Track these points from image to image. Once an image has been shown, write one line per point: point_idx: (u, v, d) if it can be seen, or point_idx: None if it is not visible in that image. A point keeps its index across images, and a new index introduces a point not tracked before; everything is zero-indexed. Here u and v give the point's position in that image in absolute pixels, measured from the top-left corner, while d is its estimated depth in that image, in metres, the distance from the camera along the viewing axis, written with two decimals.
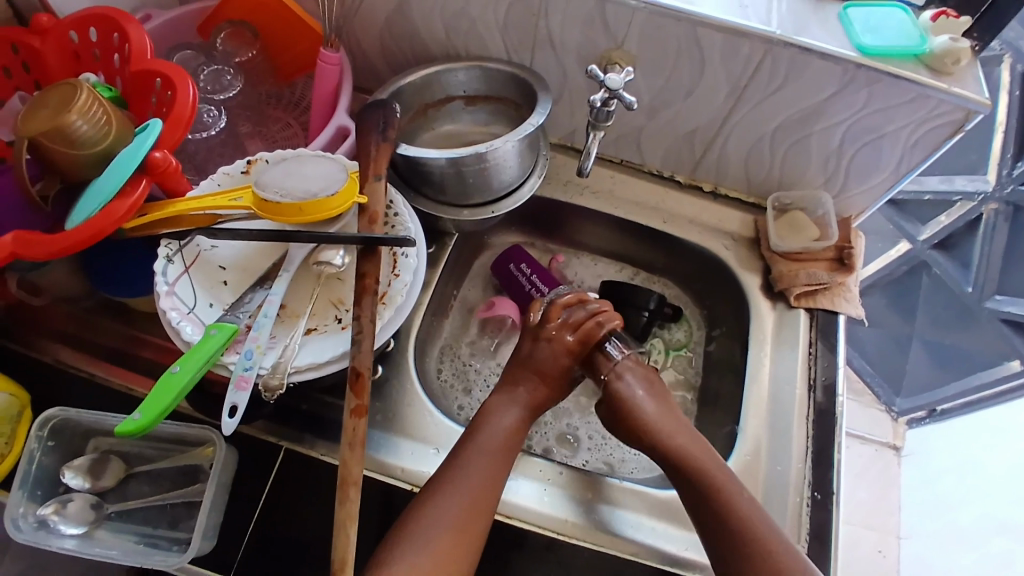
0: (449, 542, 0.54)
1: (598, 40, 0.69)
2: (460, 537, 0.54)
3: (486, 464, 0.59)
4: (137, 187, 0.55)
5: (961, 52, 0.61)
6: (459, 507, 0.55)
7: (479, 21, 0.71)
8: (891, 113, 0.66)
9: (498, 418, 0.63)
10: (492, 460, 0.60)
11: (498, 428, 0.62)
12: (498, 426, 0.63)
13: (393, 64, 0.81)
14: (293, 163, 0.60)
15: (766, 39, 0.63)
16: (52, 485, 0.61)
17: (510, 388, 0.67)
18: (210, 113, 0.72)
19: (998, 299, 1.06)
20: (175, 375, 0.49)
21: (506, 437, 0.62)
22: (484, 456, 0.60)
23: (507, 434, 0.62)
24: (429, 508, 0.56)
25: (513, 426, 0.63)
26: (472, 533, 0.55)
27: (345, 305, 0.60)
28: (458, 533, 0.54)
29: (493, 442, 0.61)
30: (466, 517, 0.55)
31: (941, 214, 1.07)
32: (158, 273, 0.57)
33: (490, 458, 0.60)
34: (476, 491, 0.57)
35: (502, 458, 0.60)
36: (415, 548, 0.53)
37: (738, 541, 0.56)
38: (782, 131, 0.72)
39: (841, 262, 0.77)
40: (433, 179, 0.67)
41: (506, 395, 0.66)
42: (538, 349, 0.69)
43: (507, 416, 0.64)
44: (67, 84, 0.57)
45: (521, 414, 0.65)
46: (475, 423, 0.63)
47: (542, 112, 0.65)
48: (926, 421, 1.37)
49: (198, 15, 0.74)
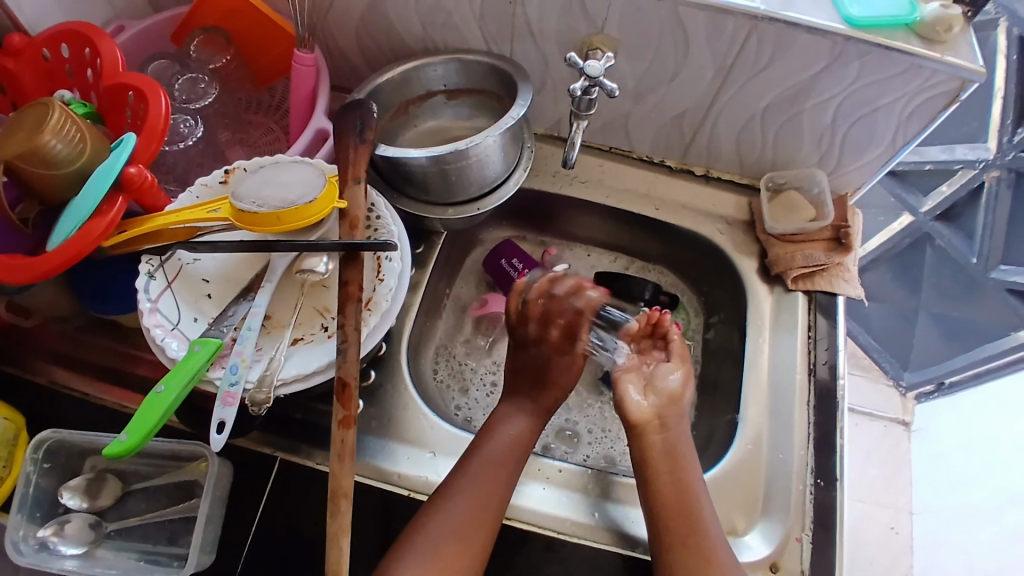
0: (448, 553, 0.53)
1: (577, 27, 0.67)
2: (459, 547, 0.53)
3: (489, 472, 0.58)
4: (113, 205, 0.54)
5: (954, 19, 0.59)
6: (460, 516, 0.55)
7: (455, 13, 0.69)
8: (884, 85, 0.64)
9: (503, 427, 0.63)
10: (495, 467, 0.59)
11: (506, 438, 0.62)
12: (506, 432, 0.62)
13: (371, 61, 0.79)
14: (271, 170, 0.59)
15: (750, 15, 0.61)
16: (50, 507, 0.60)
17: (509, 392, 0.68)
18: (186, 122, 0.71)
19: (1003, 269, 1.04)
20: (160, 395, 0.49)
21: (513, 443, 0.61)
22: (490, 465, 0.59)
23: (514, 444, 0.61)
24: (429, 518, 0.55)
25: (514, 429, 0.63)
26: (472, 543, 0.54)
27: (331, 312, 0.59)
28: (458, 542, 0.54)
29: (498, 447, 0.60)
30: (467, 526, 0.54)
31: (944, 183, 1.04)
32: (141, 290, 0.56)
33: (495, 465, 0.59)
34: (478, 499, 0.56)
35: (507, 464, 0.60)
36: (414, 557, 0.53)
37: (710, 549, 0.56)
38: (772, 110, 0.70)
39: (839, 242, 0.75)
40: (416, 179, 0.66)
41: (514, 403, 0.66)
42: (532, 355, 0.68)
43: (513, 426, 0.63)
44: (40, 103, 0.57)
45: (518, 413, 0.65)
46: (485, 430, 0.62)
47: (523, 104, 0.64)
48: (936, 395, 1.36)
49: (172, 23, 0.73)
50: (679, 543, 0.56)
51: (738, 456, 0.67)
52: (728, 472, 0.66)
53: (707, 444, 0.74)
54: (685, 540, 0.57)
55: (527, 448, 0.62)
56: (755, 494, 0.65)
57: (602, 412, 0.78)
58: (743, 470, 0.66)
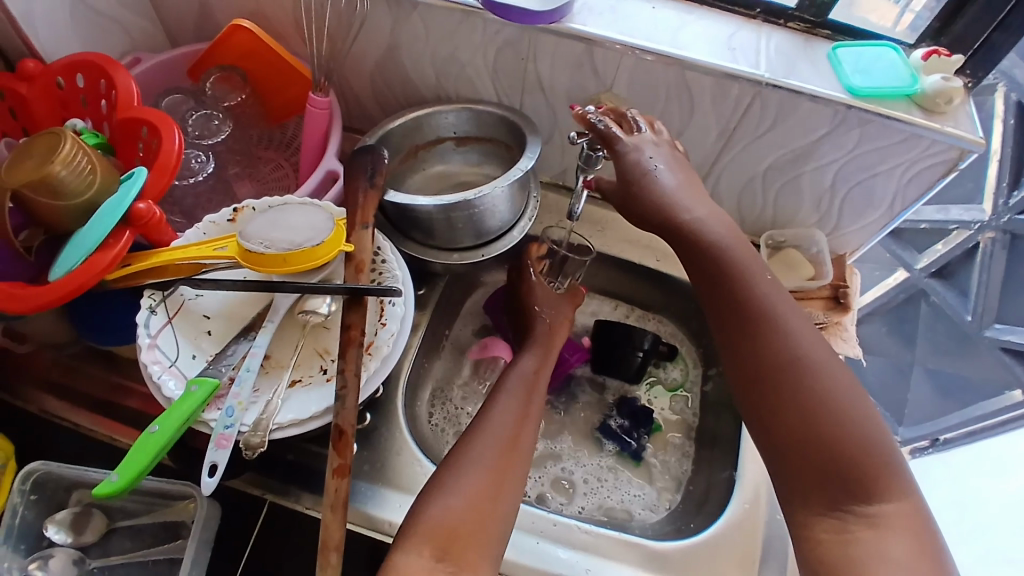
0: (483, 483, 0.52)
1: (587, 85, 0.69)
2: (495, 479, 0.53)
3: (513, 410, 0.59)
4: (119, 239, 0.54)
5: (954, 91, 0.61)
6: (492, 452, 0.55)
7: (468, 65, 0.71)
8: (883, 153, 0.65)
9: (517, 367, 0.65)
10: (522, 408, 0.60)
11: (524, 372, 0.65)
12: (521, 368, 0.65)
13: (384, 106, 0.81)
14: (280, 212, 0.60)
15: (755, 82, 0.62)
16: (35, 540, 0.59)
17: (544, 348, 0.69)
18: (198, 158, 0.72)
19: (997, 328, 1.04)
20: (154, 435, 0.48)
21: (534, 375, 0.65)
22: (514, 415, 0.59)
23: (535, 374, 0.65)
24: (461, 456, 0.54)
25: (526, 368, 0.65)
26: (507, 478, 0.54)
27: (331, 355, 0.59)
28: (492, 475, 0.53)
29: (517, 386, 0.62)
30: (500, 460, 0.54)
31: (939, 242, 1.07)
32: (141, 325, 0.56)
33: (520, 395, 0.61)
34: (508, 428, 0.57)
35: (532, 394, 0.62)
36: (449, 493, 0.51)
37: (724, 289, 0.57)
38: (773, 170, 0.72)
39: (837, 301, 0.75)
40: (423, 224, 0.67)
41: (538, 353, 0.69)
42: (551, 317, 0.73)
43: (524, 362, 0.66)
44: (51, 133, 0.57)
45: (536, 359, 0.67)
46: (500, 377, 0.64)
47: (531, 155, 0.65)
48: (931, 450, 1.26)
49: (190, 59, 0.74)
50: (705, 300, 0.59)
51: (734, 515, 0.65)
52: (723, 533, 0.63)
53: (702, 504, 0.71)
54: (723, 291, 0.57)
55: (547, 377, 0.67)
56: (752, 556, 0.62)
57: (599, 463, 0.77)
58: (742, 529, 0.63)
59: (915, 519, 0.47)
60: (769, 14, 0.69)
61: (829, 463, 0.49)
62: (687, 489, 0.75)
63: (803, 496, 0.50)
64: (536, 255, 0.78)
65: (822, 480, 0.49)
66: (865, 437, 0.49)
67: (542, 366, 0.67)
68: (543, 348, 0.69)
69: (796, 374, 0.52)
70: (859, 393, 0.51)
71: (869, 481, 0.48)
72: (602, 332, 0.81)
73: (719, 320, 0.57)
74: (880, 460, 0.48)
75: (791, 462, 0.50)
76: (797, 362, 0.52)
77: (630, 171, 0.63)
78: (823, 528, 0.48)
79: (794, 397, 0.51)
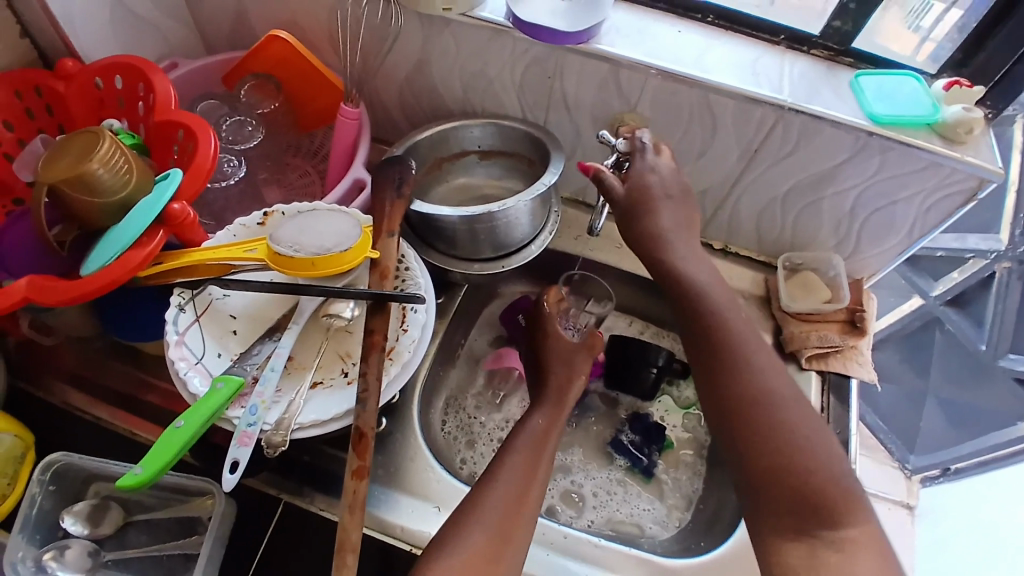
0: (483, 544, 0.53)
1: (611, 103, 0.70)
2: (495, 541, 0.53)
3: (523, 468, 0.58)
4: (153, 237, 0.56)
5: (975, 122, 0.61)
6: (496, 512, 0.55)
7: (495, 81, 0.73)
8: (903, 180, 0.66)
9: (527, 422, 0.64)
10: (530, 469, 0.58)
11: (535, 429, 0.63)
12: (532, 425, 0.63)
13: (410, 117, 0.82)
14: (309, 217, 0.61)
15: (777, 106, 0.64)
16: (51, 530, 0.60)
17: (556, 403, 0.67)
18: (230, 162, 0.74)
19: (1011, 358, 1.03)
20: (178, 431, 0.49)
21: (544, 434, 0.63)
22: (521, 471, 0.58)
23: (545, 433, 0.63)
24: (466, 516, 0.54)
25: (536, 424, 0.64)
26: (509, 541, 0.54)
27: (353, 359, 0.60)
28: (492, 534, 0.53)
29: (527, 442, 0.61)
30: (503, 521, 0.54)
31: (955, 271, 1.06)
32: (170, 322, 0.57)
33: (529, 453, 0.60)
34: (517, 488, 0.56)
35: (543, 455, 0.61)
36: (449, 553, 0.52)
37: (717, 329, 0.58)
38: (792, 194, 0.73)
39: (854, 325, 0.74)
40: (446, 234, 0.68)
41: (547, 410, 0.66)
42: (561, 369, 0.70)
43: (536, 418, 0.64)
44: (89, 132, 0.59)
45: (545, 419, 0.65)
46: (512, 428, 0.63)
47: (555, 171, 0.66)
48: (942, 480, 1.29)
49: (225, 66, 0.76)
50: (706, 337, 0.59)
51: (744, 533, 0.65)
52: (734, 549, 0.63)
53: (712, 523, 0.71)
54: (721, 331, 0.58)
55: (558, 436, 0.64)
56: None
57: (608, 477, 0.78)
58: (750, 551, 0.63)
59: (878, 544, 0.48)
60: (793, 40, 0.70)
61: (801, 502, 0.49)
62: (698, 508, 0.75)
63: (776, 522, 0.50)
64: (555, 296, 0.78)
65: (792, 509, 0.50)
66: (835, 472, 0.51)
67: (552, 422, 0.65)
68: (556, 405, 0.66)
69: (765, 411, 0.53)
70: (823, 428, 0.53)
71: (836, 508, 0.49)
72: (614, 365, 0.81)
73: (709, 357, 0.57)
74: (847, 491, 0.50)
75: (767, 497, 0.51)
76: (768, 398, 0.54)
77: (650, 189, 0.64)
78: (793, 552, 0.49)
79: (769, 430, 0.52)
